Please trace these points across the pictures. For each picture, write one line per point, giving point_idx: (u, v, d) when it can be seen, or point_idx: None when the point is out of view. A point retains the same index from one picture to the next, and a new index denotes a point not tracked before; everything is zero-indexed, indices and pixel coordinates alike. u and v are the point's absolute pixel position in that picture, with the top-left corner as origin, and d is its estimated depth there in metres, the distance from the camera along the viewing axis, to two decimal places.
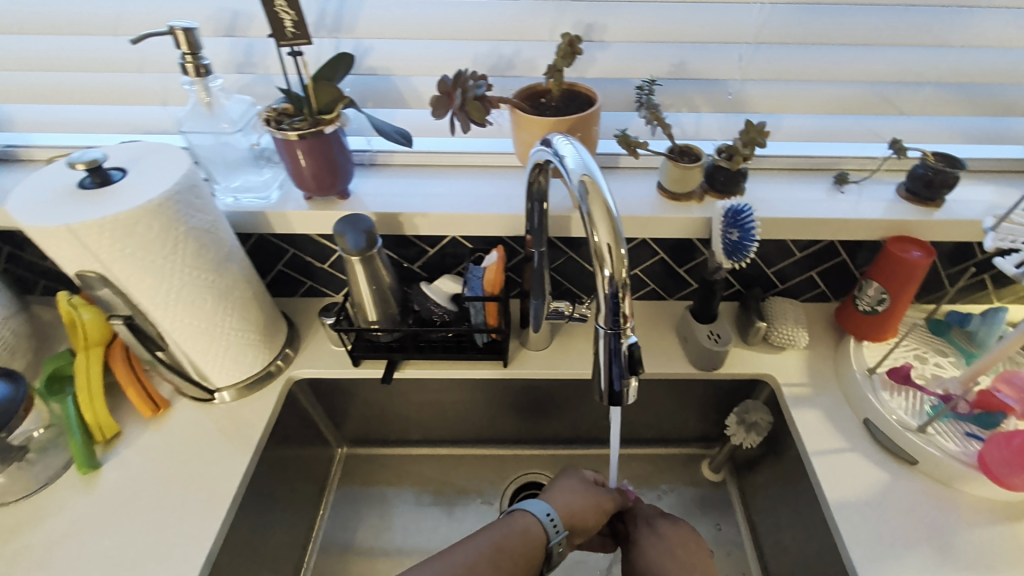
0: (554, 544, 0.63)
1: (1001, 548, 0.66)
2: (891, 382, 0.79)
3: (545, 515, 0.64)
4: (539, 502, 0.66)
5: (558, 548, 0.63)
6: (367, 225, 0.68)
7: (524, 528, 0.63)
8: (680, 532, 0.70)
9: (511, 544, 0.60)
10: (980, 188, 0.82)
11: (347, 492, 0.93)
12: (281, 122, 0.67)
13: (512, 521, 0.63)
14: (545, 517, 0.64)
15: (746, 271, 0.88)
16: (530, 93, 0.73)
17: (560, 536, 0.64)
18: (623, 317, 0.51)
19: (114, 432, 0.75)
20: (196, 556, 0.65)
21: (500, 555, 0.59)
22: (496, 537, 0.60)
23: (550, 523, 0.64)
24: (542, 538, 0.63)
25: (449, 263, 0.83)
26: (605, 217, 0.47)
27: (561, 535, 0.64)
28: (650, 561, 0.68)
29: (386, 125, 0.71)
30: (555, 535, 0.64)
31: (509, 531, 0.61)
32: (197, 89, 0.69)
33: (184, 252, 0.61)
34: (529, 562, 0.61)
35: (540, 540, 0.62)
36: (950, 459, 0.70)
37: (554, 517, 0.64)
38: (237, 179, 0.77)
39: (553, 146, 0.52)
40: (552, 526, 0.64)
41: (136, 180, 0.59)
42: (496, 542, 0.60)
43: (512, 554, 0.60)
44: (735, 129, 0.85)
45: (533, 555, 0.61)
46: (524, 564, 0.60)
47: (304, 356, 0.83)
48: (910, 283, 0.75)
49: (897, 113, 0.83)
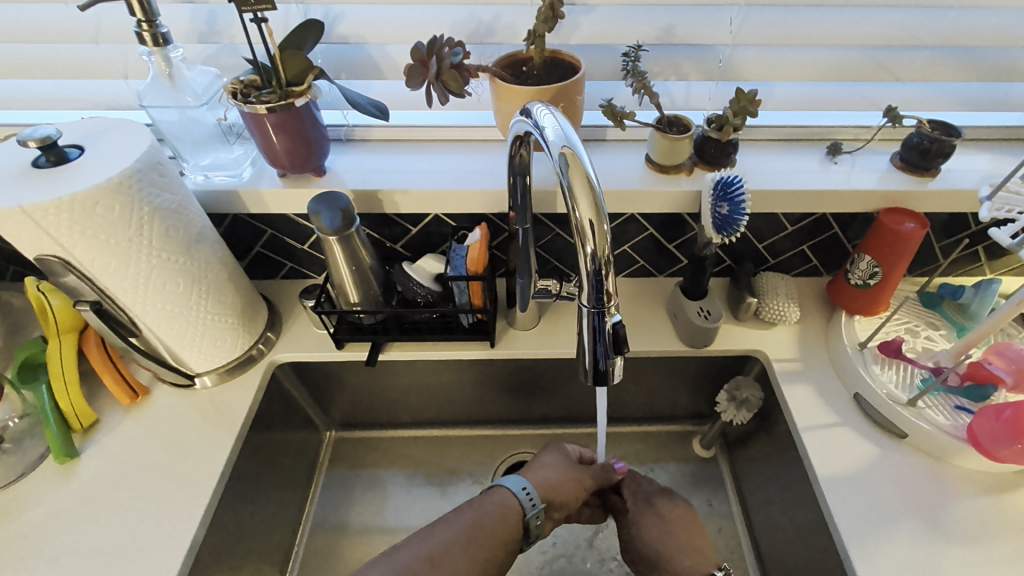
0: (530, 517, 0.62)
1: (988, 519, 0.67)
2: (882, 356, 0.78)
3: (519, 488, 0.64)
4: (516, 477, 0.65)
5: (535, 520, 0.63)
6: (343, 204, 0.66)
7: (500, 503, 0.62)
8: (679, 512, 0.70)
9: (488, 522, 0.60)
10: (976, 156, 0.80)
11: (337, 475, 0.92)
12: (248, 94, 0.64)
13: (488, 497, 0.63)
14: (521, 491, 0.64)
15: (737, 246, 0.86)
16: (511, 61, 0.70)
17: (537, 508, 0.63)
18: (607, 294, 0.49)
19: (92, 420, 0.73)
20: (180, 543, 0.64)
21: (477, 534, 0.59)
22: (473, 516, 0.60)
23: (526, 496, 0.64)
24: (517, 510, 0.62)
25: (433, 242, 0.81)
26: (587, 191, 0.45)
27: (536, 507, 0.63)
28: (649, 542, 0.69)
29: (359, 98, 0.68)
30: (530, 507, 0.63)
31: (486, 509, 0.61)
32: (156, 60, 0.66)
33: (151, 233, 0.59)
34: (504, 538, 0.60)
35: (515, 515, 0.62)
36: (939, 432, 0.70)
37: (529, 490, 0.64)
38: (207, 156, 0.74)
39: (534, 116, 0.49)
40: (527, 499, 0.63)
41: (94, 158, 0.56)
42: (473, 521, 0.60)
43: (490, 532, 0.60)
44: (725, 98, 0.82)
45: (509, 530, 0.61)
46: (502, 542, 0.60)
47: (287, 340, 0.81)
48: (903, 255, 0.74)
49: (894, 80, 0.81)
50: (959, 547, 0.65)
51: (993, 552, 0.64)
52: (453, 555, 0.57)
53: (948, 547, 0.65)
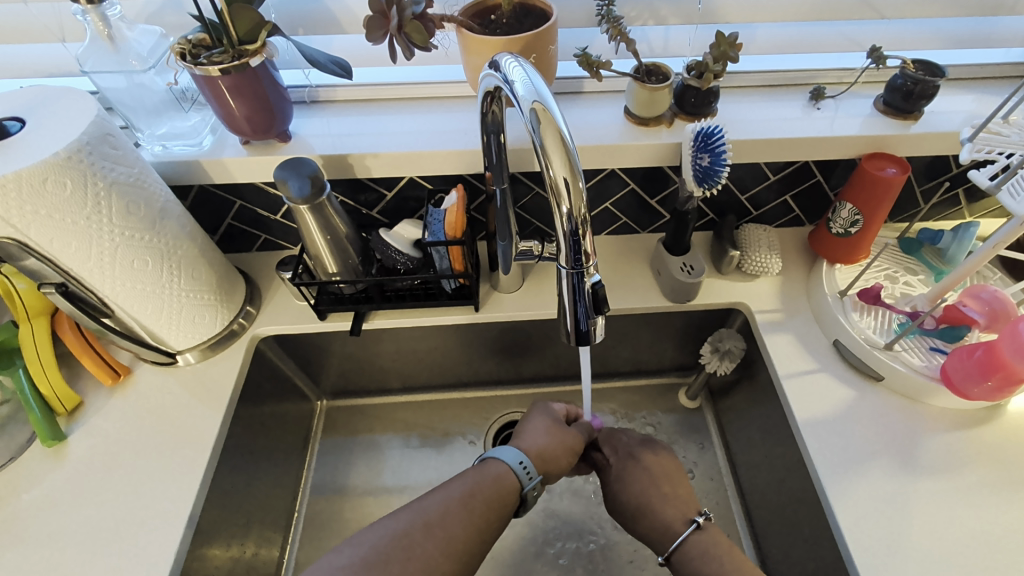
0: (527, 489, 0.63)
1: (958, 453, 0.70)
2: (861, 303, 0.79)
3: (518, 462, 0.63)
4: (511, 450, 0.64)
5: (532, 492, 0.63)
6: (311, 170, 0.63)
7: (497, 474, 0.62)
8: (662, 462, 0.72)
9: (485, 489, 0.60)
10: (960, 96, 0.78)
11: (332, 442, 0.93)
12: (198, 55, 0.60)
13: (485, 469, 0.63)
14: (517, 464, 0.63)
15: (720, 199, 0.85)
16: (479, 10, 0.66)
17: (534, 480, 0.63)
18: (585, 254, 0.48)
19: (75, 403, 0.72)
20: (178, 516, 0.65)
21: (472, 501, 0.59)
22: (468, 484, 0.60)
23: (523, 470, 0.63)
24: (515, 484, 0.62)
25: (410, 206, 0.79)
26: (560, 148, 0.43)
27: (534, 480, 0.63)
28: (634, 492, 0.70)
29: (318, 54, 0.64)
30: (528, 481, 0.63)
31: (482, 477, 0.61)
32: (92, 20, 0.61)
33: (110, 210, 0.56)
34: (502, 505, 0.61)
35: (513, 486, 0.62)
36: (913, 373, 0.72)
37: (526, 463, 0.64)
38: (163, 126, 0.70)
39: (502, 70, 0.47)
40: (524, 473, 0.63)
41: (37, 130, 0.53)
42: (468, 490, 0.60)
43: (485, 499, 0.60)
44: (706, 43, 0.81)
45: (507, 498, 0.61)
46: (498, 509, 0.60)
47: (267, 313, 0.80)
48: (884, 201, 0.73)
49: (879, 17, 0.84)
50: (930, 480, 0.68)
51: (960, 483, 0.67)
52: (449, 522, 0.57)
53: (920, 481, 0.68)
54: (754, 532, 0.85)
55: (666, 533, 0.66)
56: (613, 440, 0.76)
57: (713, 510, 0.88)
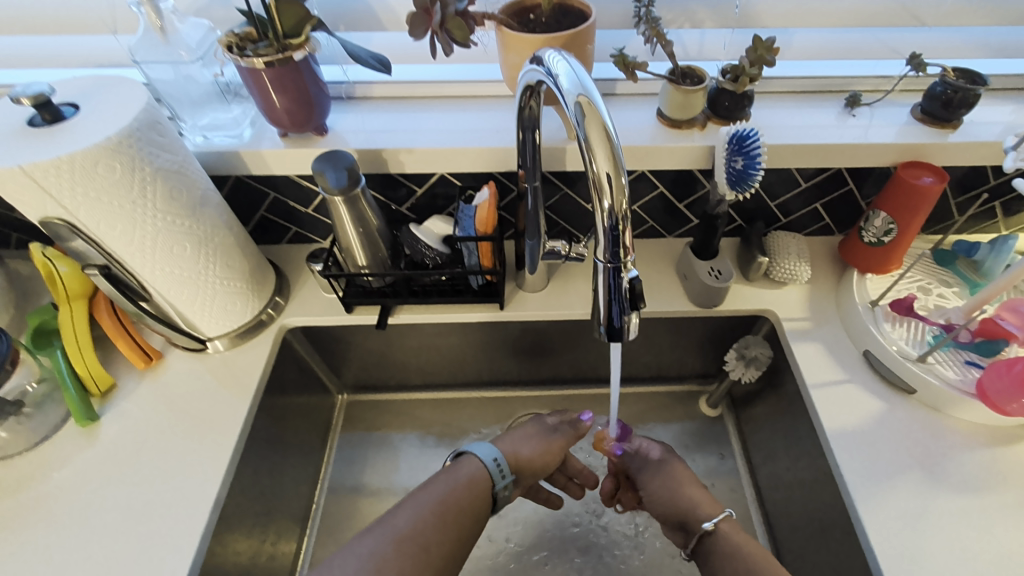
0: (499, 488, 0.66)
1: (992, 470, 0.68)
2: (893, 313, 0.77)
3: (490, 459, 0.67)
4: (487, 448, 0.68)
5: (504, 492, 0.66)
6: (347, 162, 0.64)
7: (468, 475, 0.64)
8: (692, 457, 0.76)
9: (455, 496, 0.61)
10: (999, 106, 0.77)
11: (352, 437, 0.94)
12: (244, 48, 0.61)
13: (457, 470, 0.64)
14: (491, 462, 0.67)
15: (749, 204, 0.85)
16: (518, 9, 0.67)
17: (506, 480, 0.66)
18: (624, 249, 0.48)
19: (109, 385, 0.74)
20: (205, 498, 0.65)
21: (446, 507, 0.59)
22: (440, 492, 0.60)
23: (497, 468, 0.67)
24: (487, 482, 0.65)
25: (439, 204, 0.80)
26: (604, 142, 0.43)
27: (506, 479, 0.66)
28: (676, 471, 0.73)
29: (360, 50, 0.66)
30: (501, 479, 0.66)
31: (452, 482, 0.62)
32: (146, 11, 0.64)
33: (154, 195, 0.58)
34: (475, 509, 0.62)
35: (485, 486, 0.64)
36: (947, 387, 0.70)
37: (500, 462, 0.67)
38: (205, 117, 0.72)
39: (545, 63, 0.47)
40: (497, 471, 0.66)
41: (90, 117, 0.55)
42: (440, 497, 0.60)
43: (457, 505, 0.60)
44: (741, 46, 0.81)
45: (478, 501, 0.63)
46: (471, 513, 0.61)
47: (295, 305, 0.81)
48: (921, 210, 0.72)
49: (919, 25, 0.81)
50: (963, 496, 0.66)
51: (996, 500, 0.65)
52: (424, 531, 0.57)
53: (951, 496, 0.66)
54: (774, 544, 0.83)
55: (710, 505, 0.68)
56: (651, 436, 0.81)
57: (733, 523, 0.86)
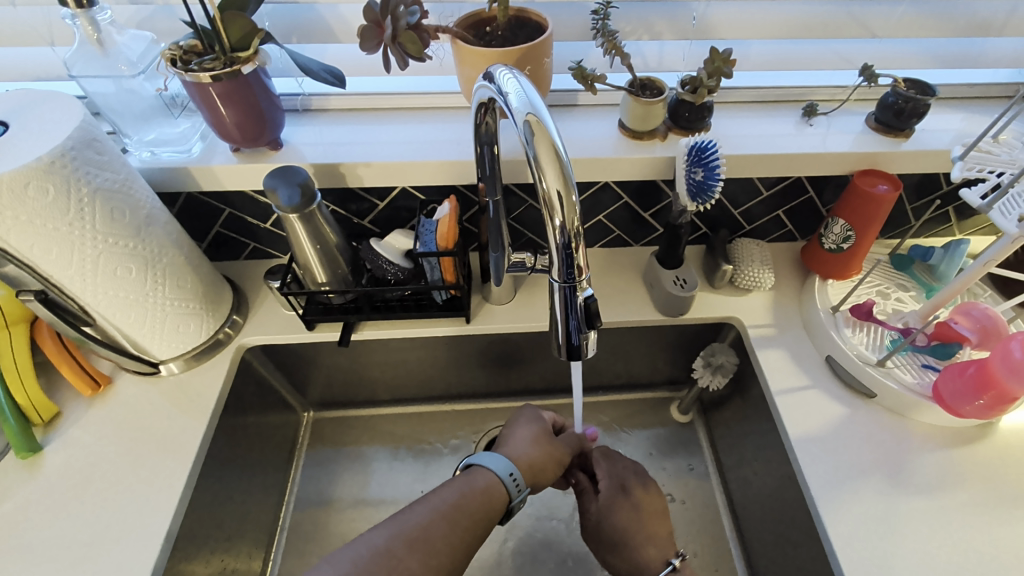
0: (515, 502, 0.62)
1: (950, 471, 0.69)
2: (853, 318, 0.79)
3: (507, 473, 0.62)
4: (503, 461, 0.63)
5: (519, 505, 0.63)
6: (301, 178, 0.62)
7: (484, 484, 0.61)
8: (649, 499, 0.73)
9: (470, 504, 0.58)
10: (949, 115, 0.79)
11: (318, 454, 0.91)
12: (189, 61, 0.59)
13: (472, 478, 0.61)
14: (507, 475, 0.62)
15: (713, 213, 0.85)
16: (473, 21, 0.66)
17: (522, 493, 0.63)
18: (578, 268, 0.47)
19: (53, 413, 0.70)
20: (156, 531, 0.63)
21: (457, 514, 0.57)
22: (453, 496, 0.58)
23: (513, 482, 0.62)
24: (502, 496, 0.61)
25: (401, 216, 0.78)
26: (554, 161, 0.43)
27: (522, 494, 0.63)
28: (618, 525, 0.71)
29: (312, 64, 0.64)
30: (516, 493, 0.62)
31: (467, 490, 0.59)
32: (82, 24, 0.61)
33: (93, 216, 0.55)
34: (489, 519, 0.59)
35: (501, 498, 0.61)
36: (906, 390, 0.72)
37: (516, 475, 0.63)
38: (151, 131, 0.69)
39: (496, 81, 0.46)
40: (514, 485, 0.62)
41: (20, 134, 0.53)
42: (453, 501, 0.58)
43: (472, 513, 0.58)
44: (699, 58, 0.82)
45: (493, 511, 0.60)
46: (483, 522, 0.58)
47: (254, 322, 0.78)
48: (877, 218, 0.73)
49: (871, 37, 0.83)
50: (922, 497, 0.67)
51: (954, 501, 0.67)
52: (432, 535, 0.55)
53: (912, 499, 0.67)
54: (745, 551, 0.84)
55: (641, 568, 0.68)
56: (608, 467, 0.76)
57: (703, 530, 0.87)
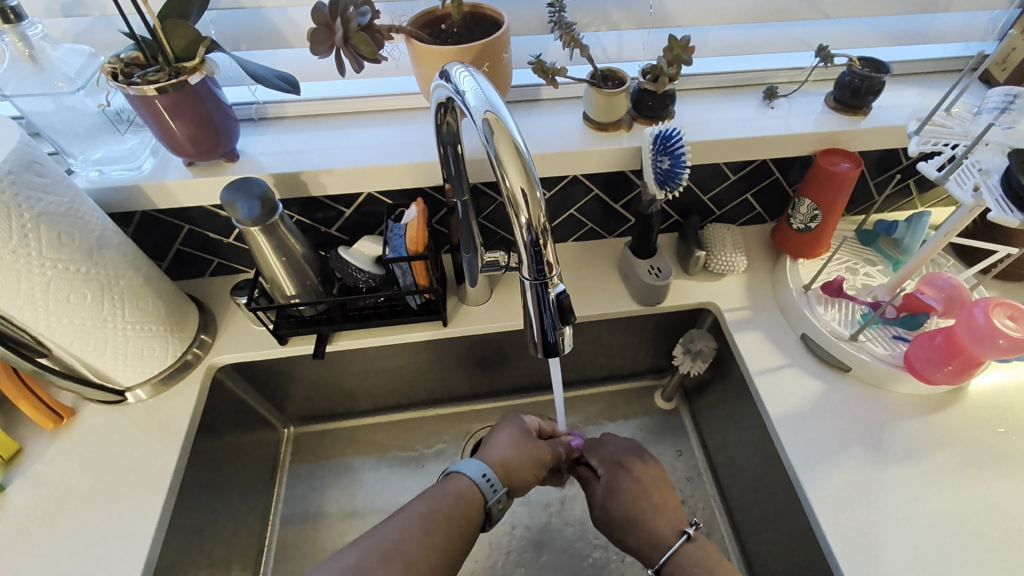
0: (493, 503, 0.62)
1: (926, 437, 0.71)
2: (825, 296, 0.80)
3: (479, 474, 0.63)
4: (476, 464, 0.64)
5: (497, 506, 0.62)
6: (260, 189, 0.60)
7: (456, 491, 0.61)
8: (650, 472, 0.72)
9: (445, 509, 0.59)
10: (903, 91, 0.81)
11: (302, 469, 0.89)
12: (131, 75, 0.57)
13: (445, 486, 0.61)
14: (481, 478, 0.63)
15: (682, 201, 0.86)
16: (428, 20, 0.65)
17: (499, 493, 0.62)
18: (548, 265, 0.47)
19: (14, 450, 0.67)
20: (133, 565, 0.60)
21: (433, 524, 0.57)
22: (428, 506, 0.58)
23: (487, 483, 0.63)
24: (478, 498, 0.61)
25: (370, 222, 0.77)
26: (515, 158, 0.42)
27: (499, 492, 0.62)
28: (625, 502, 0.69)
29: (263, 70, 0.62)
30: (492, 493, 0.62)
31: (442, 496, 0.60)
32: (11, 40, 0.58)
33: (38, 242, 0.53)
34: (467, 526, 0.59)
35: (476, 503, 0.61)
36: (879, 362, 0.73)
37: (490, 476, 0.63)
38: (98, 149, 0.67)
39: (453, 80, 0.45)
40: (488, 486, 0.62)
41: None
42: (426, 511, 0.58)
43: (447, 520, 0.58)
44: (658, 47, 0.83)
45: (471, 517, 0.60)
46: (460, 529, 0.58)
47: (224, 341, 0.76)
48: (842, 195, 0.74)
49: (824, 18, 0.84)
50: (902, 465, 0.68)
51: (930, 466, 0.68)
52: (409, 546, 0.55)
53: (893, 467, 0.68)
54: (737, 534, 0.84)
55: (656, 545, 0.65)
56: (600, 451, 0.75)
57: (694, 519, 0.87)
